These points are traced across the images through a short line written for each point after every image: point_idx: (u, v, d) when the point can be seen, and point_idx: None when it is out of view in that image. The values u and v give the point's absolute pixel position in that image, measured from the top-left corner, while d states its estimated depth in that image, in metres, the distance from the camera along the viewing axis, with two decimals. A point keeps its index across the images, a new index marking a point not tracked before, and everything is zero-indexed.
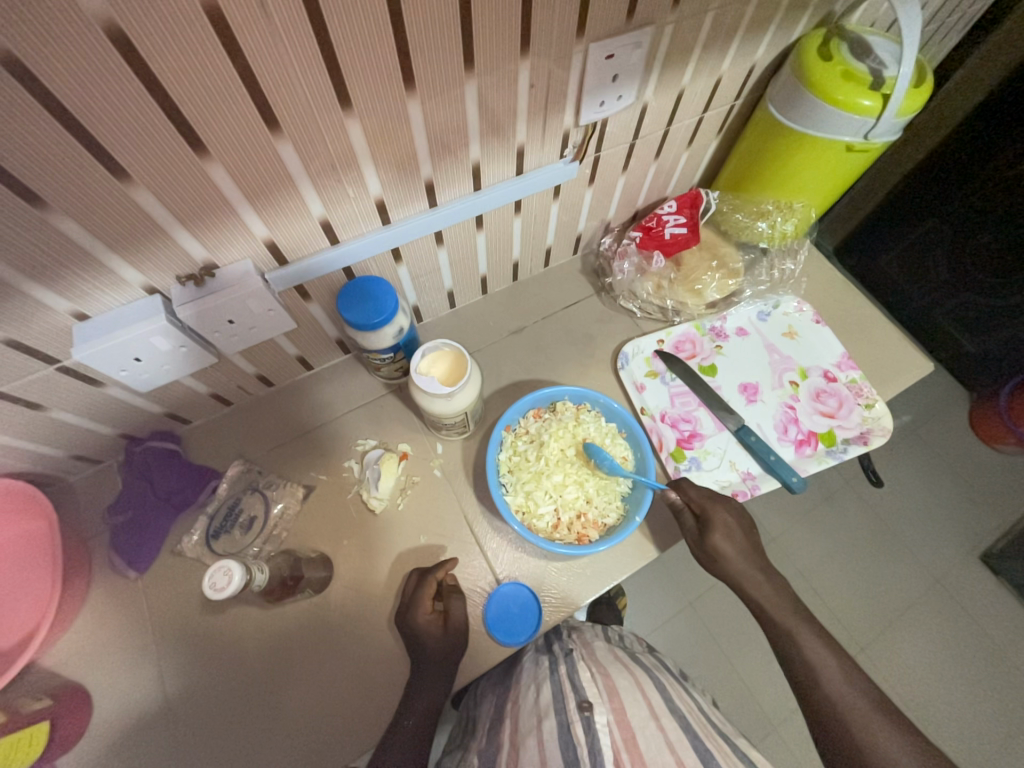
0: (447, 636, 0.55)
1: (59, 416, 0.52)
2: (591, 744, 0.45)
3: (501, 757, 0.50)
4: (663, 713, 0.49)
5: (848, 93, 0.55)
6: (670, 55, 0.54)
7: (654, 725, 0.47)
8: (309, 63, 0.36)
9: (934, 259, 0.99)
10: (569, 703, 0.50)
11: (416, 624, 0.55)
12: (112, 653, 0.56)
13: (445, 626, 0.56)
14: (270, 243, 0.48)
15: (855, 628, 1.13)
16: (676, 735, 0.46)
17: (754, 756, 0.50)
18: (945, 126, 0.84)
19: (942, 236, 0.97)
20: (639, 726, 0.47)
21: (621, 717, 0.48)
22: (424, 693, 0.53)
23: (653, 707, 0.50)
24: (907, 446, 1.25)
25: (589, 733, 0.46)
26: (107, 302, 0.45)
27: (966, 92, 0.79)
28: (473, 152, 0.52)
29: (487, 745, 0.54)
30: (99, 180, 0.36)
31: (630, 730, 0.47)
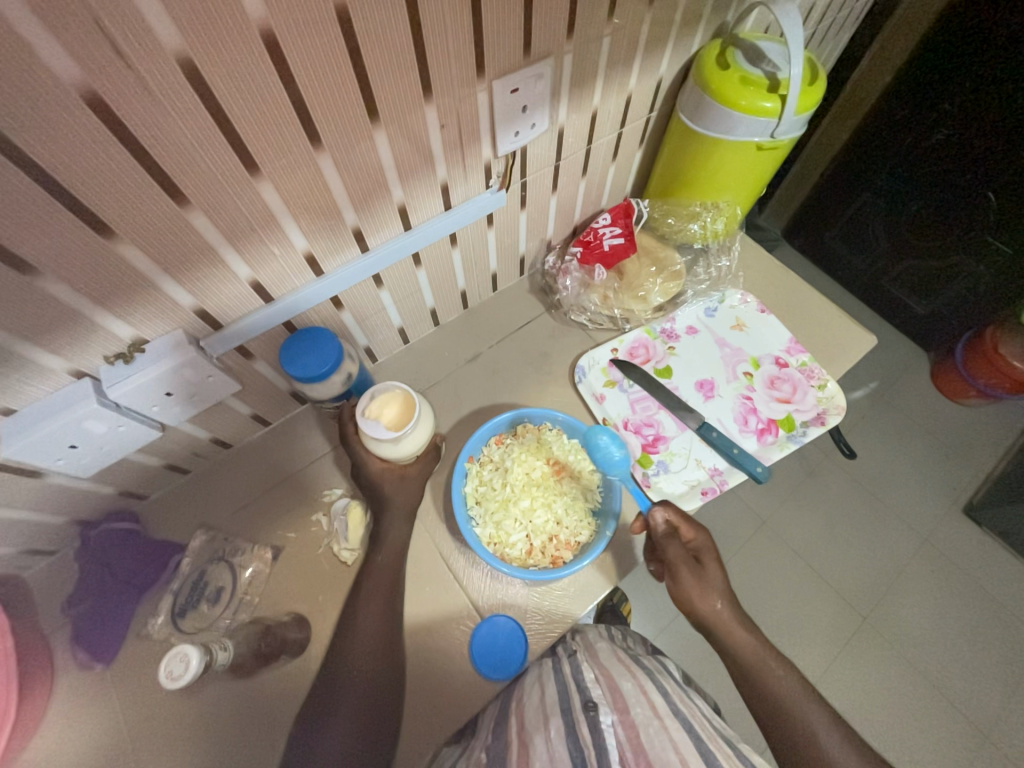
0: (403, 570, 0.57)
1: (2, 513, 0.50)
2: (597, 744, 0.44)
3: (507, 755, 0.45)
4: (666, 714, 0.46)
5: (748, 97, 0.58)
6: (577, 80, 0.56)
7: (658, 723, 0.45)
8: (205, 135, 0.36)
9: (873, 229, 1.14)
10: (574, 703, 0.48)
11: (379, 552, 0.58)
12: (86, 755, 0.52)
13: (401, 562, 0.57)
14: (201, 312, 0.48)
15: (830, 631, 1.11)
16: (681, 735, 0.43)
17: (756, 758, 0.48)
18: (865, 104, 1.00)
19: (878, 209, 1.10)
20: (643, 723, 0.45)
21: (626, 716, 0.47)
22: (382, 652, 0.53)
23: (657, 708, 0.47)
24: (876, 413, 1.29)
25: (595, 732, 0.45)
26: (33, 393, 0.43)
27: (878, 72, 0.95)
28: (396, 194, 0.53)
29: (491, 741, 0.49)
30: (3, 277, 0.35)
31: (634, 728, 0.45)
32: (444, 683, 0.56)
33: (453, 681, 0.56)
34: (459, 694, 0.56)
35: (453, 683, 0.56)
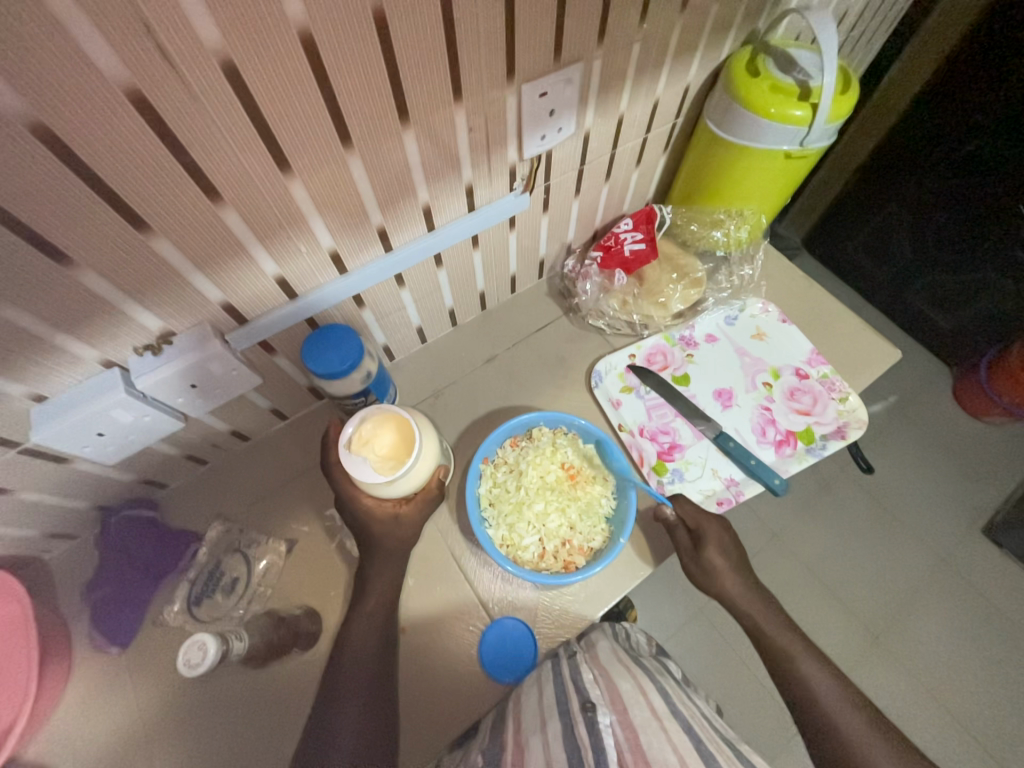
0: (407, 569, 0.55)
1: (28, 496, 0.51)
2: (595, 744, 0.43)
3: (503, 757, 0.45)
4: (666, 716, 0.46)
5: (778, 105, 0.57)
6: (605, 85, 0.56)
7: (657, 725, 0.45)
8: (241, 133, 0.37)
9: (897, 239, 1.11)
10: (572, 703, 0.47)
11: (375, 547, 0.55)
12: (101, 736, 0.53)
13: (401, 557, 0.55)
14: (227, 306, 0.49)
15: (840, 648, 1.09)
16: (680, 738, 0.43)
17: (755, 758, 0.48)
18: (894, 110, 0.95)
19: (903, 219, 1.08)
20: (643, 726, 0.45)
21: (624, 718, 0.46)
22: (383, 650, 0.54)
23: (656, 710, 0.47)
24: (896, 428, 1.26)
25: (593, 734, 0.43)
26: (64, 381, 0.44)
27: (904, 84, 0.91)
28: (422, 195, 0.53)
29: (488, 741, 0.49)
30: (43, 268, 0.36)
31: (633, 729, 0.44)
32: (453, 682, 0.56)
33: (462, 682, 0.56)
34: (467, 695, 0.56)
35: (461, 684, 0.56)
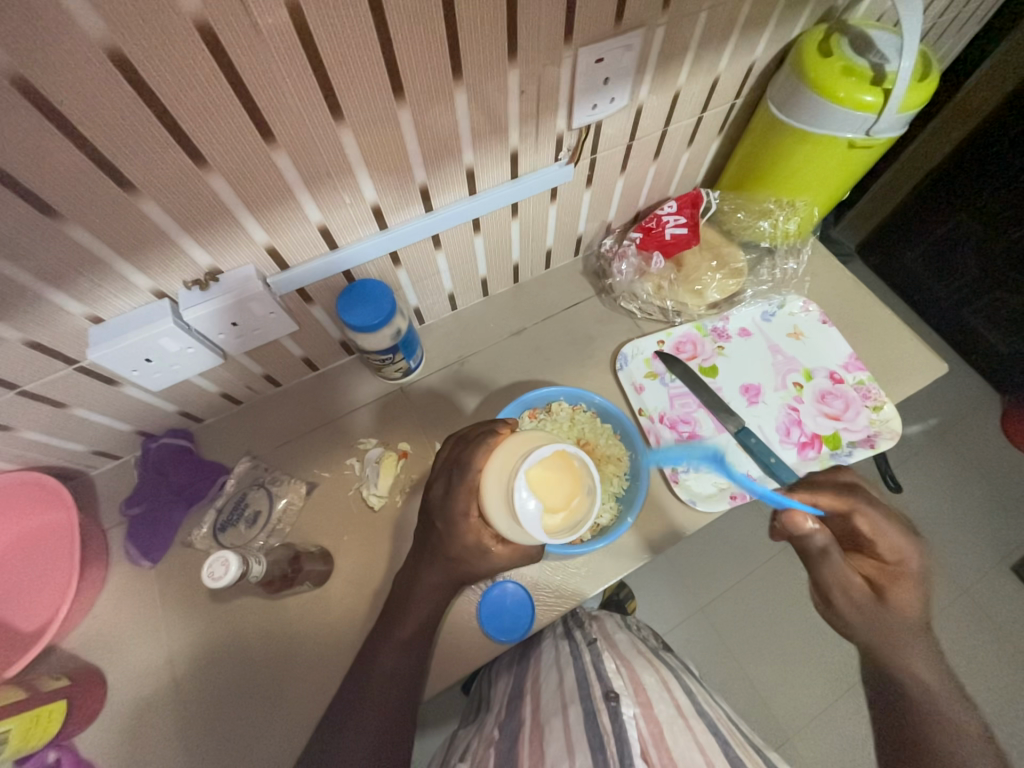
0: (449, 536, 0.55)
1: (79, 413, 0.55)
2: (617, 731, 0.45)
3: (523, 732, 0.51)
4: (690, 714, 0.50)
5: (850, 89, 0.54)
6: (664, 56, 0.54)
7: (682, 724, 0.48)
8: (299, 75, 0.38)
9: (962, 252, 1.05)
10: (595, 691, 0.51)
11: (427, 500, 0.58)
12: (128, 639, 0.58)
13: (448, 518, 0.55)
14: (271, 249, 0.50)
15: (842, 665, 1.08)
16: (707, 738, 0.46)
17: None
18: (974, 117, 0.91)
19: (972, 233, 1.02)
20: (667, 722, 0.47)
21: (647, 712, 0.49)
22: (417, 605, 0.55)
23: (681, 707, 0.51)
24: (932, 450, 1.21)
25: (615, 722, 0.46)
26: (118, 306, 0.47)
27: (997, 80, 0.85)
28: (467, 157, 0.53)
29: (507, 718, 0.57)
30: (108, 192, 0.39)
31: (657, 725, 0.47)
32: (450, 636, 0.58)
33: (459, 636, 0.59)
34: (463, 648, 0.58)
35: (458, 637, 0.59)
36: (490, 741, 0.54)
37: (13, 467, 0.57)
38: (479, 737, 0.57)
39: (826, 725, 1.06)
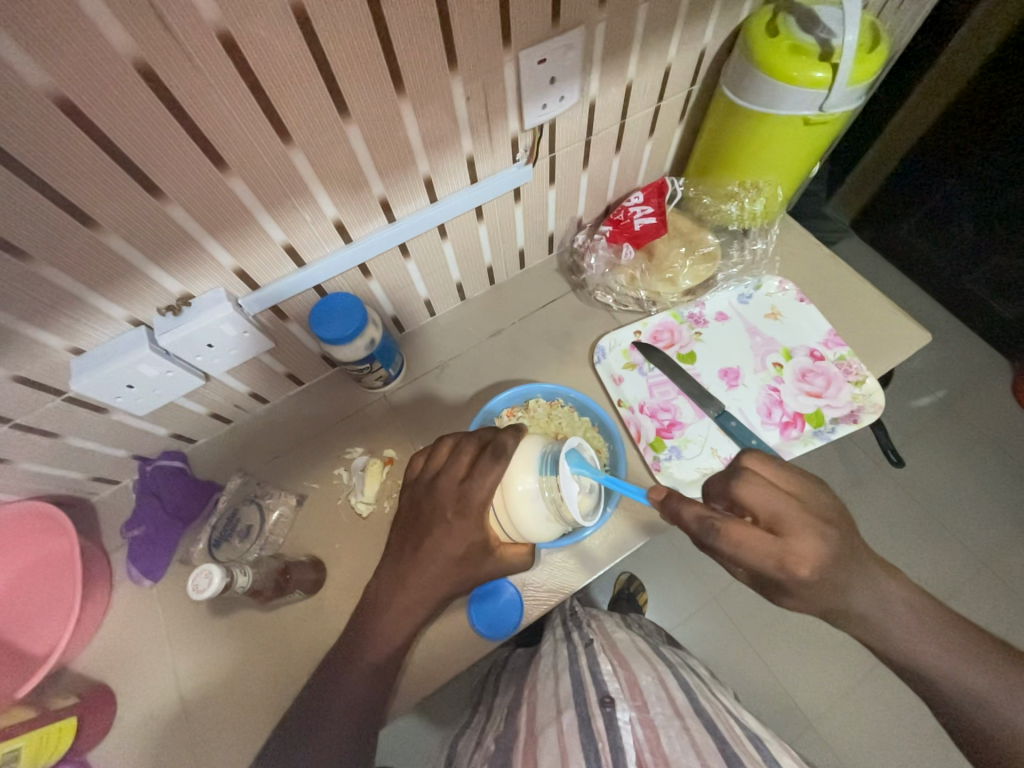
0: (456, 526, 0.52)
1: (73, 442, 0.57)
2: (613, 739, 0.46)
3: (518, 744, 0.50)
4: (687, 713, 0.51)
5: (799, 67, 0.54)
6: (609, 51, 0.55)
7: (679, 724, 0.49)
8: (242, 103, 0.39)
9: (957, 222, 1.06)
10: (590, 697, 0.51)
11: (436, 484, 0.53)
12: (135, 656, 0.61)
13: (462, 503, 0.51)
14: (240, 271, 0.52)
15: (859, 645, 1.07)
16: (702, 737, 0.47)
17: (785, 759, 0.50)
18: (959, 81, 0.91)
19: (964, 197, 1.02)
20: (662, 725, 0.48)
21: (643, 716, 0.49)
22: (404, 606, 0.54)
23: (678, 707, 0.52)
24: (937, 421, 1.19)
25: (611, 729, 0.47)
26: (98, 337, 0.49)
27: (977, 45, 0.86)
28: (422, 166, 0.54)
29: (503, 730, 0.55)
30: (72, 230, 0.41)
31: (653, 730, 0.48)
32: (443, 636, 0.59)
33: (452, 636, 0.60)
34: (457, 648, 0.59)
35: (451, 637, 0.60)
36: (486, 756, 0.52)
37: (17, 497, 0.59)
38: (479, 750, 0.54)
39: (844, 708, 1.05)
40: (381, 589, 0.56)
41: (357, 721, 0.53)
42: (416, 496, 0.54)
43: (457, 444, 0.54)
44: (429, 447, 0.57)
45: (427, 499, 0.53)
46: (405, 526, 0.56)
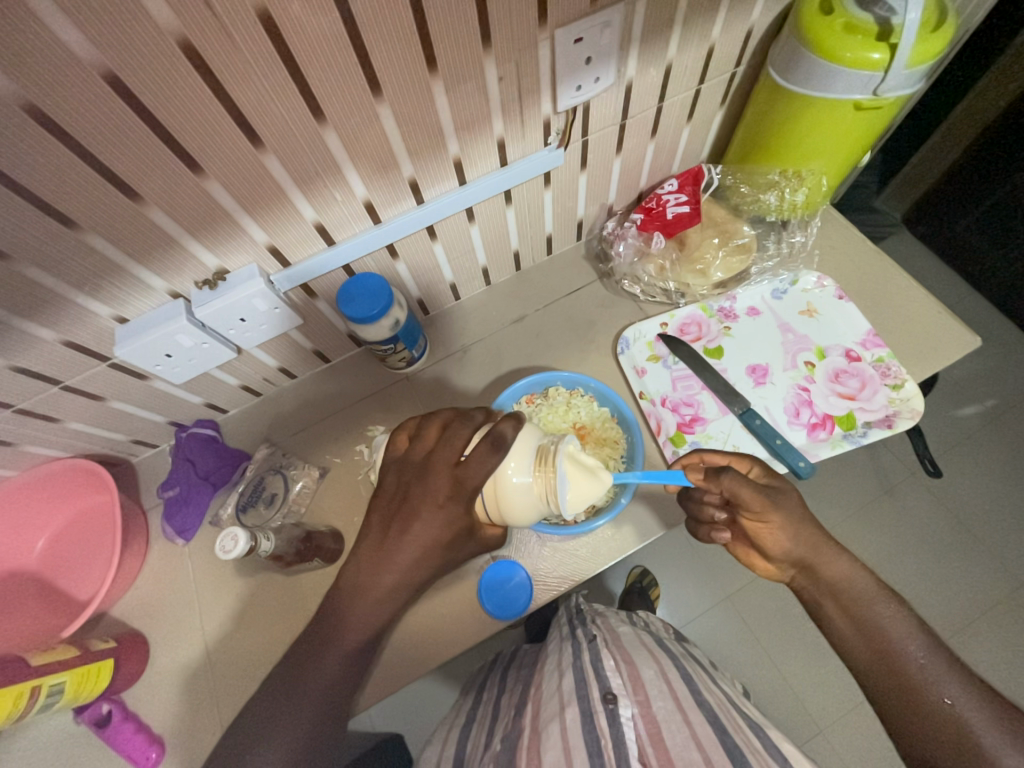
0: (445, 511, 0.49)
1: (116, 406, 0.61)
2: (615, 735, 0.47)
3: (523, 738, 0.52)
4: (689, 706, 0.51)
5: (853, 48, 0.51)
6: (649, 30, 0.53)
7: (680, 717, 0.49)
8: (278, 82, 0.40)
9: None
10: (593, 693, 0.52)
11: (430, 464, 0.50)
12: (167, 608, 0.65)
13: (457, 486, 0.49)
14: (272, 248, 0.54)
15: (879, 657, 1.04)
16: (705, 730, 0.47)
17: (787, 749, 0.50)
18: None
19: None
20: (664, 718, 0.49)
21: (645, 711, 0.50)
22: (388, 588, 0.50)
23: (679, 700, 0.52)
24: (981, 433, 1.12)
25: (613, 725, 0.48)
26: (140, 306, 0.52)
27: None
28: (452, 147, 0.54)
29: (510, 727, 0.56)
30: (118, 203, 0.43)
31: (655, 724, 0.49)
32: (453, 614, 0.61)
33: (461, 614, 0.61)
34: (467, 625, 0.60)
35: (460, 615, 0.61)
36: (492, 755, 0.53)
37: (64, 454, 0.64)
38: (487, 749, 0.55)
39: (857, 720, 1.03)
40: (359, 574, 0.51)
41: (335, 703, 0.50)
42: (405, 477, 0.51)
43: (448, 423, 0.52)
44: (416, 424, 0.54)
45: (418, 481, 0.50)
46: (389, 508, 0.51)
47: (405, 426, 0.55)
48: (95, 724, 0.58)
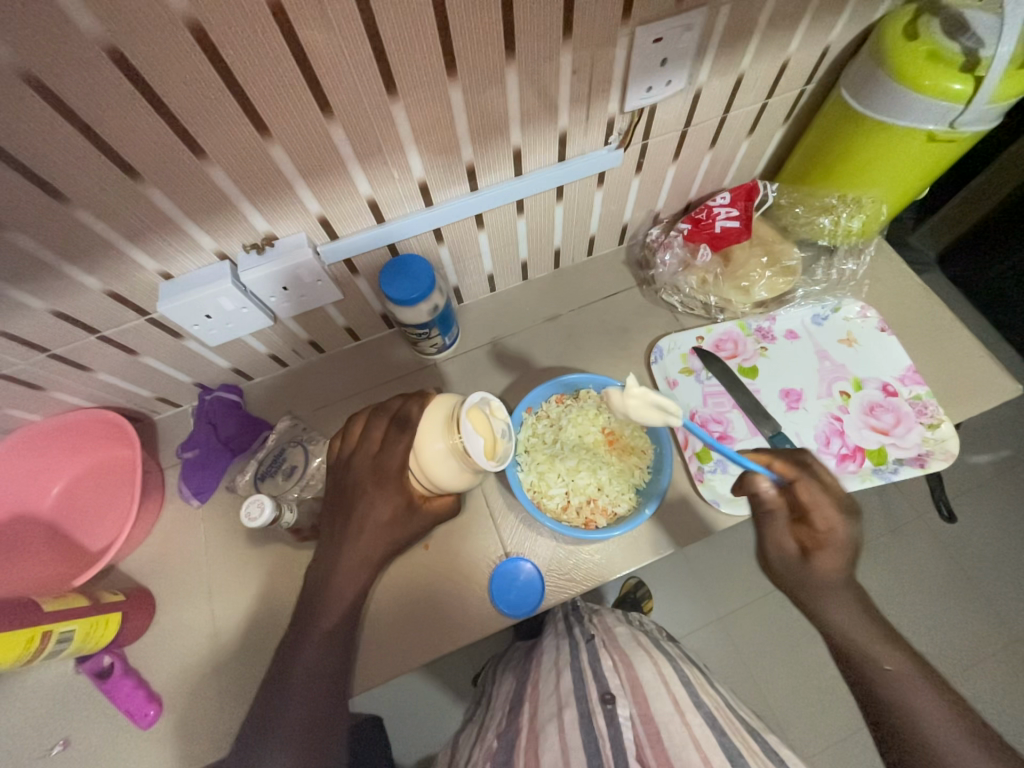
0: (380, 496, 0.55)
1: (147, 361, 0.61)
2: (613, 735, 0.46)
3: (520, 738, 0.51)
4: (688, 708, 0.49)
5: (934, 77, 0.49)
6: (727, 38, 0.52)
7: (680, 719, 0.48)
8: (358, 51, 0.40)
9: None
10: (591, 694, 0.51)
11: (353, 460, 0.57)
12: (176, 568, 0.65)
13: (381, 473, 0.56)
14: (323, 219, 0.53)
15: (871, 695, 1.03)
16: (704, 733, 0.46)
17: (784, 751, 0.49)
18: None
19: None
20: (664, 720, 0.47)
21: (643, 712, 0.49)
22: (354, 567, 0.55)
23: (679, 702, 0.50)
24: (996, 481, 1.10)
25: (611, 725, 0.47)
26: (186, 265, 0.52)
27: None
28: (514, 137, 0.53)
29: (506, 725, 0.56)
30: (182, 158, 0.42)
31: (654, 724, 0.47)
32: (460, 605, 0.60)
33: (469, 606, 0.60)
34: (473, 618, 0.60)
35: (468, 608, 0.60)
36: (489, 751, 0.52)
37: (89, 404, 0.63)
38: (481, 745, 0.55)
39: (840, 754, 1.02)
40: (322, 562, 0.56)
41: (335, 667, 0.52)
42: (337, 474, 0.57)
43: (369, 418, 0.59)
44: (343, 427, 0.61)
45: (346, 474, 0.57)
46: (333, 506, 0.57)
47: (336, 432, 0.62)
48: (95, 675, 0.58)
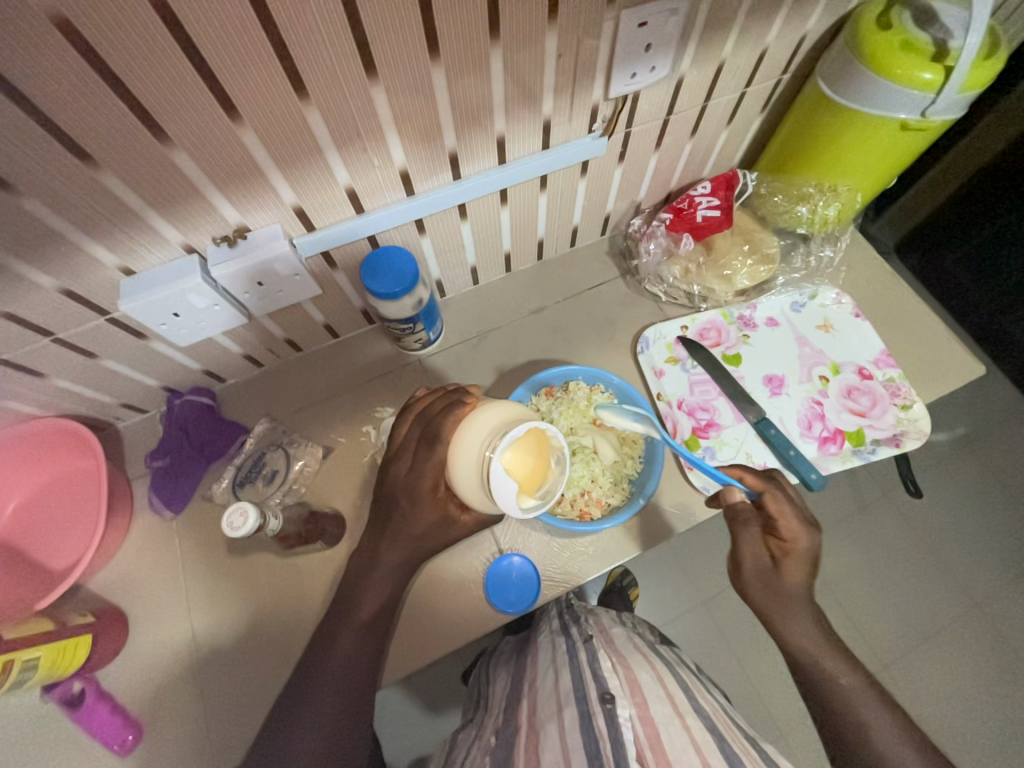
0: (412, 512, 0.53)
1: (108, 365, 0.57)
2: (614, 736, 0.45)
3: (519, 739, 0.51)
4: (687, 712, 0.50)
5: (906, 66, 0.51)
6: (710, 25, 0.52)
7: (679, 723, 0.48)
8: (334, 28, 0.37)
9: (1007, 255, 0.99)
10: (591, 693, 0.50)
11: (389, 472, 0.56)
12: (149, 583, 0.61)
13: (411, 491, 0.53)
14: (299, 210, 0.50)
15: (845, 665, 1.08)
16: (704, 737, 0.46)
17: (779, 759, 0.50)
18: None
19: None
20: (663, 723, 0.47)
21: (643, 713, 0.48)
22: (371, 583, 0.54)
23: (677, 705, 0.50)
24: (953, 458, 1.17)
25: (612, 725, 0.46)
26: (151, 259, 0.48)
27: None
28: (498, 124, 0.52)
29: (504, 723, 0.56)
30: (144, 142, 0.39)
31: (654, 726, 0.47)
32: (455, 605, 0.59)
33: (464, 605, 0.59)
34: (469, 617, 0.59)
35: (462, 607, 0.59)
36: (488, 749, 0.53)
37: (46, 413, 0.59)
38: (479, 746, 0.55)
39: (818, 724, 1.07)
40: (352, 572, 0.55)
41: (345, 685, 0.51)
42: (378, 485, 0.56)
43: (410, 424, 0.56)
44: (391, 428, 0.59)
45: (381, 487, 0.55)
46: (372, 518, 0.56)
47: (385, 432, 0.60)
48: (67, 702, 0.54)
